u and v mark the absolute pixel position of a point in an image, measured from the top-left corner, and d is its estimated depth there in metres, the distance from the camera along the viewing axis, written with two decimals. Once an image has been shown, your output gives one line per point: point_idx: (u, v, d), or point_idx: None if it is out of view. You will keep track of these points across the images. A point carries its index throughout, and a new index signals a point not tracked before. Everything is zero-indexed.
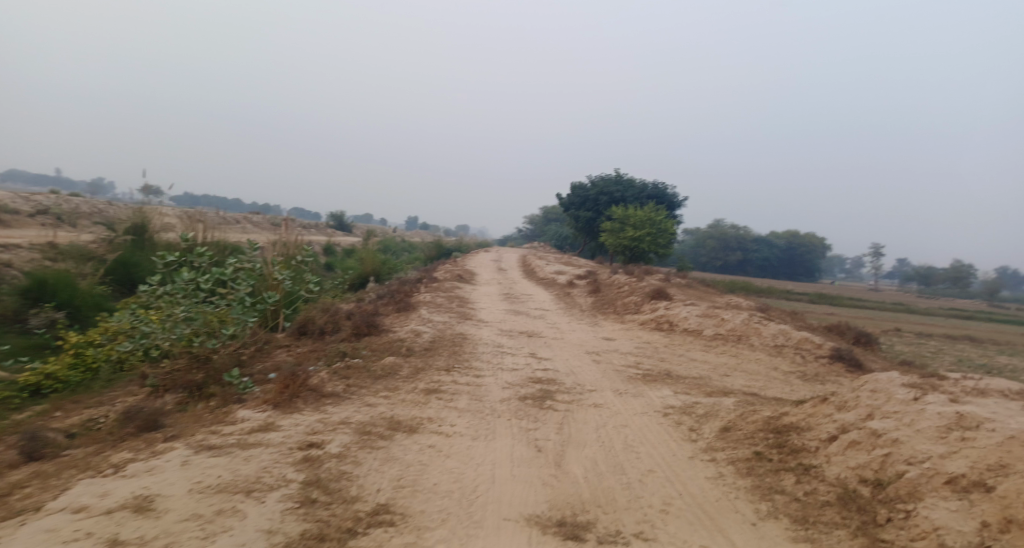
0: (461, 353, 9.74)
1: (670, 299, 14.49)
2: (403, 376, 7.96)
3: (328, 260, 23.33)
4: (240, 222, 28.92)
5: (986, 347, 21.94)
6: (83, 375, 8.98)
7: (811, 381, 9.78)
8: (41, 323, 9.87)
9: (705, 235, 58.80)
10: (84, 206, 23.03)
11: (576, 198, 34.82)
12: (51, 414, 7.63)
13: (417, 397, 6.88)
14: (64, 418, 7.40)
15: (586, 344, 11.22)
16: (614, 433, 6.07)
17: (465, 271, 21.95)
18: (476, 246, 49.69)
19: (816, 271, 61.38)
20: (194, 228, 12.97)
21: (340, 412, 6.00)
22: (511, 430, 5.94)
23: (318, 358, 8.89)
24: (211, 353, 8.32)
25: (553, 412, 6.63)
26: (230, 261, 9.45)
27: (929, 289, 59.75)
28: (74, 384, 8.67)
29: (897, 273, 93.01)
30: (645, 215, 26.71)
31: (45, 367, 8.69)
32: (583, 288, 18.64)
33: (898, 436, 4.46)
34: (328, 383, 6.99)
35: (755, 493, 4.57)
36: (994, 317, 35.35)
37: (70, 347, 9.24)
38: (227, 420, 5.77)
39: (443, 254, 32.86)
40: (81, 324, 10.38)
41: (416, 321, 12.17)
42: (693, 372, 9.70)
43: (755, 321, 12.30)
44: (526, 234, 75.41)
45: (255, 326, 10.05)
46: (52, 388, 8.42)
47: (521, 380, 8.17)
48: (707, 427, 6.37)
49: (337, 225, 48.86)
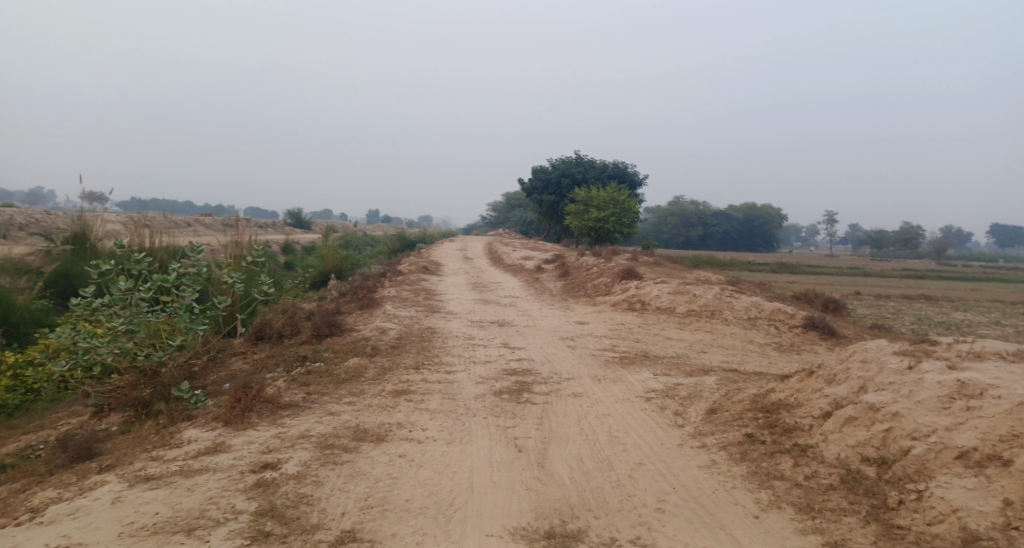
0: (430, 349, 9.31)
1: (640, 278, 14.24)
2: (369, 378, 7.51)
3: (287, 259, 22.58)
4: (194, 226, 27.91)
5: (943, 304, 22.33)
6: (26, 398, 8.42)
7: (788, 352, 9.60)
8: None
9: (666, 211, 59.02)
10: (24, 218, 21.87)
11: (537, 182, 34.51)
12: None
13: (384, 401, 6.45)
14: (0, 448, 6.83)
15: (558, 330, 10.89)
16: (596, 424, 5.73)
17: (431, 262, 21.44)
18: (440, 236, 49.06)
19: (776, 241, 62.28)
20: (140, 235, 12.25)
21: (301, 423, 5.56)
22: (487, 430, 5.55)
23: (277, 364, 8.39)
24: (159, 368, 7.82)
25: (530, 406, 6.27)
26: (171, 266, 8.85)
27: (884, 252, 61.12)
28: (15, 407, 8.13)
29: (851, 238, 95.13)
30: (608, 195, 26.52)
31: None
32: (552, 272, 18.31)
33: (898, 409, 4.18)
34: (287, 392, 6.51)
35: (752, 480, 4.28)
36: (948, 275, 36.19)
37: (9, 368, 8.65)
38: (174, 443, 5.27)
39: (407, 247, 32.24)
40: (22, 342, 9.69)
41: (381, 317, 11.68)
42: (670, 351, 9.43)
43: (727, 294, 12.11)
44: (489, 221, 74.89)
45: (207, 334, 9.48)
46: None
47: (495, 373, 7.78)
48: (692, 410, 6.07)
49: (295, 223, 47.76)
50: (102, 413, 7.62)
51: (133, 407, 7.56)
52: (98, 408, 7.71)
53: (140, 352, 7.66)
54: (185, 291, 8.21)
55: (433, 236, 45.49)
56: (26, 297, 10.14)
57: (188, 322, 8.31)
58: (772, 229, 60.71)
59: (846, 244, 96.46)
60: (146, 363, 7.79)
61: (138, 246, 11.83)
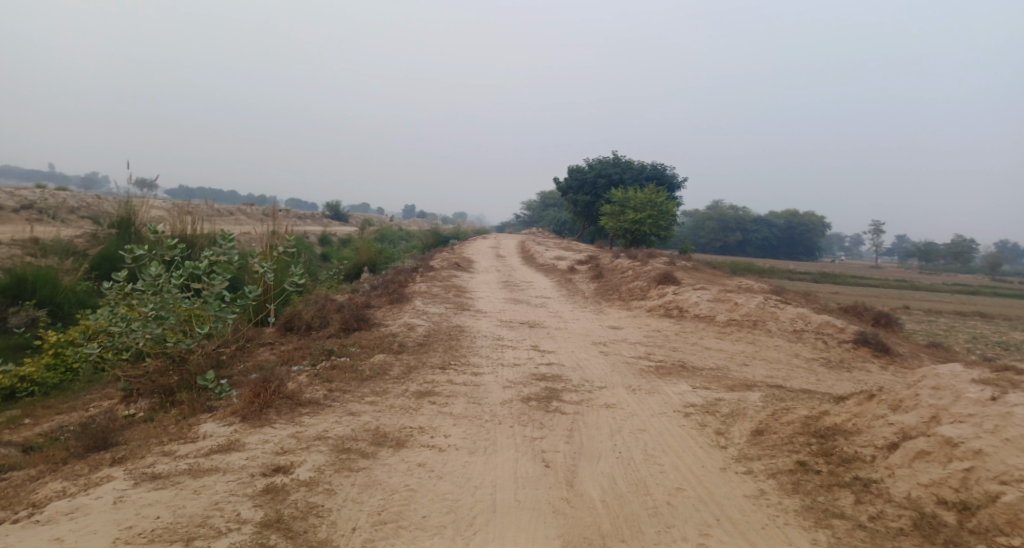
0: (458, 348, 8.98)
1: (678, 283, 13.72)
2: (393, 377, 7.20)
3: (323, 250, 22.56)
4: (232, 213, 28.10)
5: (996, 323, 21.24)
6: (63, 377, 8.39)
7: (837, 370, 9.05)
8: (21, 322, 9.02)
9: (705, 215, 57.88)
10: (70, 200, 22.20)
11: (573, 182, 34.00)
12: (19, 423, 7.00)
13: (407, 402, 6.13)
14: (31, 427, 6.73)
15: (592, 334, 10.47)
16: (632, 440, 5.33)
17: (463, 259, 21.14)
18: (474, 232, 48.82)
19: (817, 251, 60.63)
20: (180, 220, 12.20)
21: (321, 423, 5.24)
22: (515, 440, 5.20)
23: (302, 357, 8.15)
24: (186, 355, 7.63)
25: (560, 416, 5.89)
26: (203, 254, 8.64)
27: (931, 265, 59.03)
28: (51, 387, 8.09)
29: (895, 250, 92.37)
30: (646, 196, 25.91)
31: (20, 369, 8.09)
32: (585, 273, 17.85)
33: (981, 447, 3.77)
34: (308, 388, 6.23)
35: (807, 517, 3.86)
36: (1000, 291, 34.65)
37: (49, 347, 8.58)
38: (188, 437, 5.00)
39: (439, 241, 32.00)
40: (64, 322, 9.63)
41: (410, 313, 11.39)
42: (709, 362, 8.95)
43: (771, 304, 11.54)
44: (524, 219, 74.57)
45: (236, 323, 9.29)
46: (28, 392, 7.86)
47: (524, 378, 7.41)
48: (735, 429, 5.63)
49: (332, 214, 48.01)
50: (129, 398, 7.49)
51: (159, 394, 7.39)
52: (126, 393, 7.58)
53: (169, 338, 7.50)
54: (216, 278, 8.02)
55: (466, 232, 45.35)
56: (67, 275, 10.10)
57: (217, 310, 8.10)
58: (813, 237, 59.14)
59: (890, 255, 93.69)
60: (174, 350, 7.63)
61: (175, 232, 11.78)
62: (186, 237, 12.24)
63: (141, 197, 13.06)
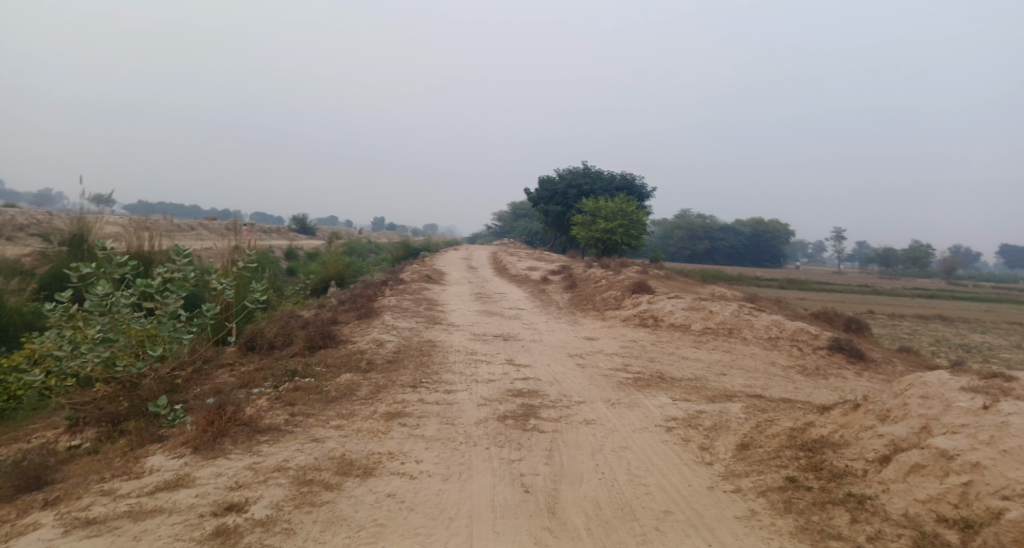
0: (429, 364, 8.66)
1: (652, 292, 13.58)
2: (361, 397, 6.87)
3: (290, 266, 22.04)
4: (197, 229, 27.40)
5: (959, 325, 21.58)
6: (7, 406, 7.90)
7: (814, 377, 8.93)
8: None
9: (673, 224, 58.36)
10: (24, 219, 21.41)
11: (544, 192, 33.88)
12: None
13: (375, 425, 5.80)
14: None
15: (566, 346, 10.24)
16: (613, 460, 5.09)
17: (434, 271, 20.80)
18: (445, 245, 48.50)
19: (783, 257, 61.50)
20: (136, 237, 11.70)
21: (281, 452, 4.92)
22: (489, 463, 4.91)
23: (263, 379, 7.76)
24: (138, 379, 7.21)
25: (537, 436, 5.62)
26: (156, 271, 8.19)
27: (892, 270, 60.30)
28: None
29: (858, 255, 94.33)
30: (617, 206, 25.89)
31: None
32: (558, 284, 17.65)
33: (979, 460, 3.60)
34: (269, 412, 5.87)
35: (803, 538, 3.66)
36: (960, 294, 35.47)
37: None
38: (134, 471, 4.63)
39: (411, 255, 31.60)
40: (10, 347, 9.11)
41: (379, 329, 11.03)
42: (686, 373, 8.76)
43: (745, 312, 11.45)
44: (495, 231, 74.42)
45: (194, 343, 8.85)
46: None
47: (498, 394, 7.13)
48: (720, 444, 5.41)
49: (300, 229, 47.32)
50: (77, 427, 7.06)
51: (107, 423, 6.98)
52: (73, 422, 7.15)
53: (119, 361, 7.10)
54: (169, 297, 7.63)
55: (437, 244, 45.00)
56: (14, 297, 9.57)
57: (171, 331, 7.67)
58: (779, 244, 59.99)
59: (853, 261, 95.65)
60: (125, 374, 7.22)
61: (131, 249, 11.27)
62: (144, 254, 11.74)
63: (97, 213, 12.53)
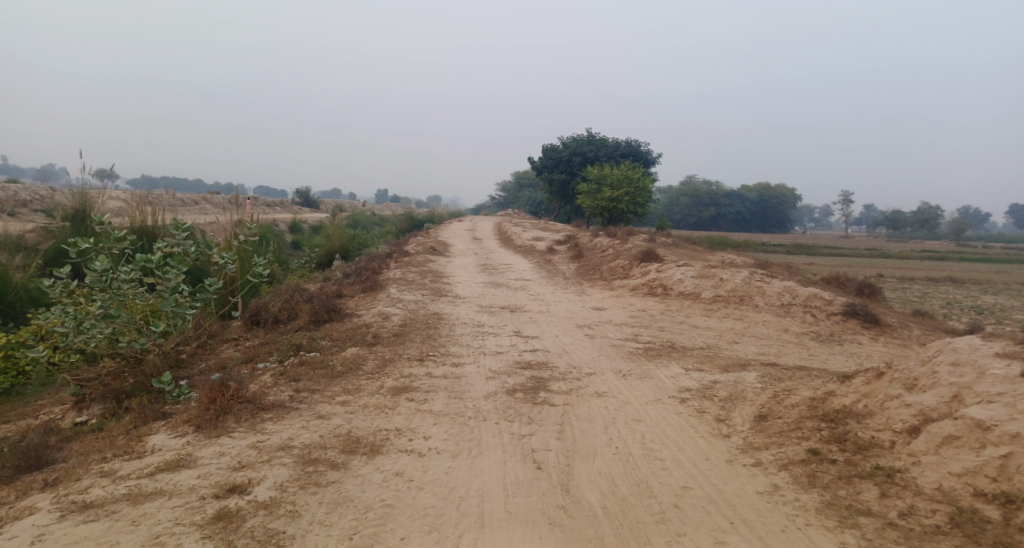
0: (436, 337, 8.50)
1: (661, 260, 13.35)
2: (367, 372, 6.72)
3: (294, 239, 21.85)
4: (201, 204, 27.16)
5: (970, 287, 21.31)
6: (14, 382, 7.84)
7: (828, 343, 8.75)
8: None
9: (679, 191, 57.85)
10: (26, 194, 21.22)
11: (548, 161, 33.44)
12: None
13: (382, 400, 5.65)
14: None
15: (575, 317, 10.06)
16: (627, 433, 4.93)
17: (439, 243, 20.56)
18: (449, 216, 48.17)
19: (790, 223, 60.99)
20: (137, 211, 11.51)
21: (286, 430, 4.75)
22: (500, 439, 4.76)
23: (267, 355, 7.62)
24: (141, 355, 7.08)
25: (548, 409, 5.46)
26: (155, 246, 8.00)
27: (900, 233, 59.78)
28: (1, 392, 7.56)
29: (865, 219, 93.57)
30: (623, 173, 25.52)
31: None
32: (564, 254, 17.42)
33: (1017, 430, 3.42)
34: (273, 388, 5.72)
35: (830, 515, 3.52)
36: (970, 256, 35.09)
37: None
38: (136, 451, 4.49)
39: (415, 226, 31.34)
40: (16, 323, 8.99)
41: (384, 302, 10.86)
42: (698, 342, 8.58)
43: (757, 279, 11.22)
44: (499, 201, 73.96)
45: (197, 318, 8.70)
46: None
47: (507, 367, 6.97)
48: (737, 415, 5.24)
49: (303, 202, 47.01)
50: (83, 404, 6.97)
51: (112, 400, 6.88)
52: (79, 398, 7.06)
53: (123, 337, 6.95)
54: (170, 271, 7.46)
55: (442, 216, 44.72)
56: (17, 273, 9.42)
57: (174, 306, 7.52)
58: (786, 210, 59.39)
59: (861, 225, 94.87)
60: (129, 350, 7.08)
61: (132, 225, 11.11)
62: (148, 230, 11.56)
63: (99, 189, 12.32)
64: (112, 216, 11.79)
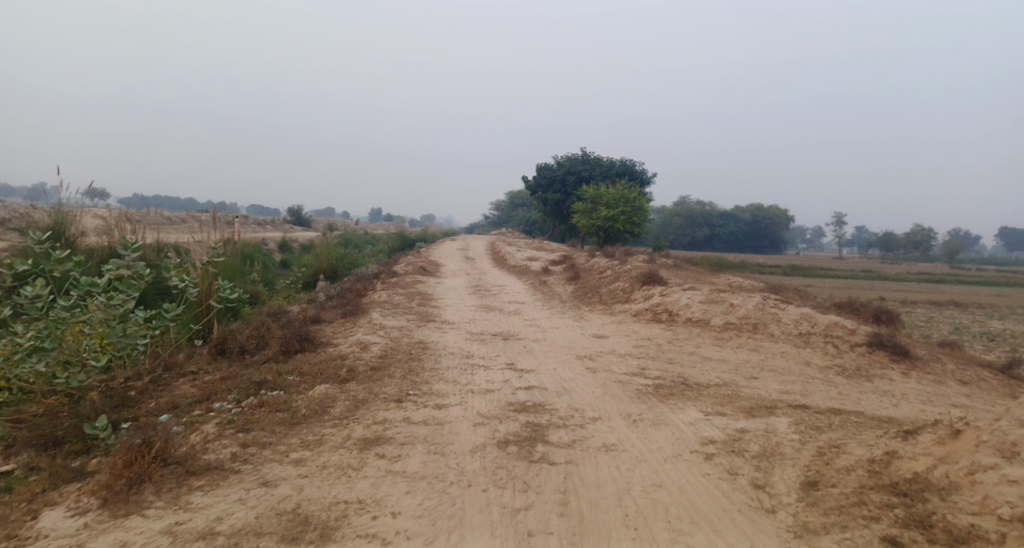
0: (418, 371, 7.51)
1: (664, 283, 12.42)
2: (334, 418, 5.71)
3: (281, 258, 20.87)
4: (187, 221, 26.11)
5: (975, 311, 20.48)
6: None
7: (857, 378, 7.83)
8: None
9: (672, 212, 57.30)
10: (5, 212, 20.26)
11: (542, 180, 32.62)
12: None
13: (346, 457, 4.67)
14: None
15: (574, 347, 9.09)
16: (647, 507, 4.00)
17: (429, 262, 19.56)
18: (441, 235, 47.33)
19: (783, 243, 60.40)
20: (107, 230, 10.63)
21: (216, 506, 3.83)
22: (488, 516, 3.87)
23: (225, 392, 6.62)
24: (83, 393, 6.07)
25: (548, 469, 4.53)
26: (104, 268, 6.97)
27: (894, 254, 59.34)
28: None
29: (857, 240, 93.33)
30: (619, 192, 24.70)
31: None
32: (560, 275, 16.47)
33: None
34: (214, 442, 4.72)
35: None
36: (967, 278, 34.39)
37: None
38: (18, 536, 3.60)
39: (407, 245, 30.38)
40: None
41: (364, 329, 9.88)
42: (714, 377, 7.64)
43: (770, 305, 10.31)
44: (494, 221, 73.00)
45: (154, 349, 7.67)
46: None
47: (499, 410, 5.98)
48: (779, 479, 4.29)
49: (295, 221, 46.09)
50: (8, 451, 5.71)
51: (40, 446, 5.69)
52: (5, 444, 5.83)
53: (61, 372, 5.94)
54: (116, 296, 6.51)
55: (434, 235, 43.72)
56: None
57: (122, 337, 6.49)
58: (780, 230, 58.78)
59: (856, 246, 94.49)
60: (68, 387, 6.07)
61: (107, 247, 10.32)
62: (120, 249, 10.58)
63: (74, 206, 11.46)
64: (86, 234, 10.82)
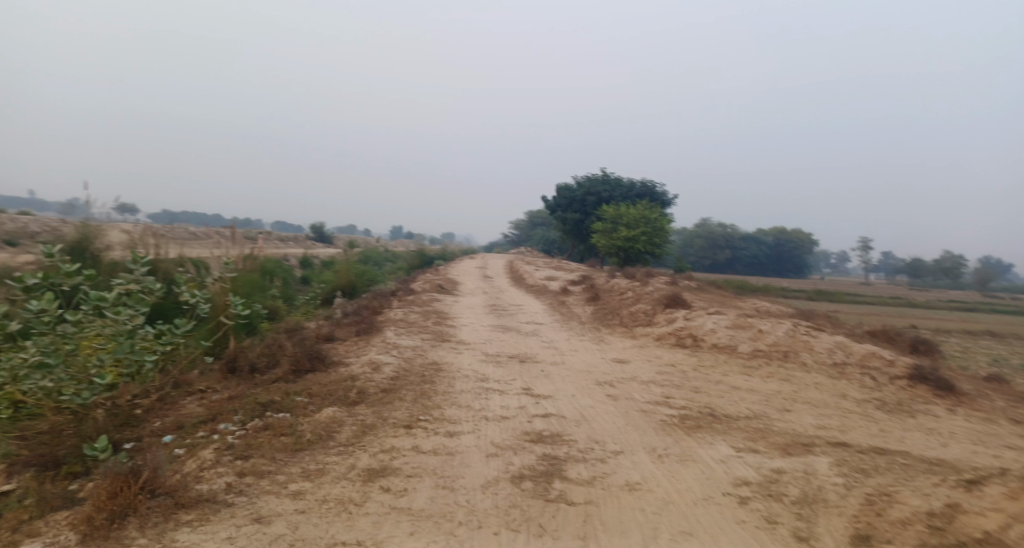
0: (431, 395, 7.14)
1: (688, 307, 11.96)
2: (339, 444, 5.35)
3: (301, 274, 20.72)
4: (209, 237, 26.20)
5: (1011, 342, 19.64)
6: None
7: (898, 414, 7.31)
8: None
9: (693, 234, 56.66)
10: (34, 225, 20.45)
11: (562, 200, 32.34)
12: None
13: (349, 490, 4.31)
14: None
15: (594, 372, 8.66)
16: None
17: (446, 280, 19.25)
18: (459, 254, 47.18)
19: (807, 267, 59.34)
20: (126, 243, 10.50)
21: (202, 545, 3.55)
22: None
23: (230, 413, 6.28)
24: (86, 412, 5.76)
25: (567, 509, 4.14)
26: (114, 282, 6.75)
27: (921, 281, 57.95)
28: None
29: (883, 266, 91.63)
30: (640, 213, 24.31)
31: None
32: (580, 296, 16.05)
33: None
34: (208, 471, 4.40)
35: None
36: (1000, 307, 33.28)
37: None
38: None
39: (426, 263, 30.16)
40: None
41: (377, 348, 9.54)
42: (744, 408, 7.17)
43: (802, 333, 9.81)
44: (513, 239, 72.79)
45: (164, 366, 7.38)
46: None
47: (514, 440, 5.58)
48: (824, 529, 3.87)
49: (315, 236, 46.23)
50: None
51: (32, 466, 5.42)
52: None
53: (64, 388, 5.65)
54: (124, 310, 6.25)
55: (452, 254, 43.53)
56: None
57: (129, 353, 6.20)
58: (804, 254, 57.80)
59: (882, 272, 92.92)
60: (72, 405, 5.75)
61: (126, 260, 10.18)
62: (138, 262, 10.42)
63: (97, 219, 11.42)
64: (110, 247, 10.67)
